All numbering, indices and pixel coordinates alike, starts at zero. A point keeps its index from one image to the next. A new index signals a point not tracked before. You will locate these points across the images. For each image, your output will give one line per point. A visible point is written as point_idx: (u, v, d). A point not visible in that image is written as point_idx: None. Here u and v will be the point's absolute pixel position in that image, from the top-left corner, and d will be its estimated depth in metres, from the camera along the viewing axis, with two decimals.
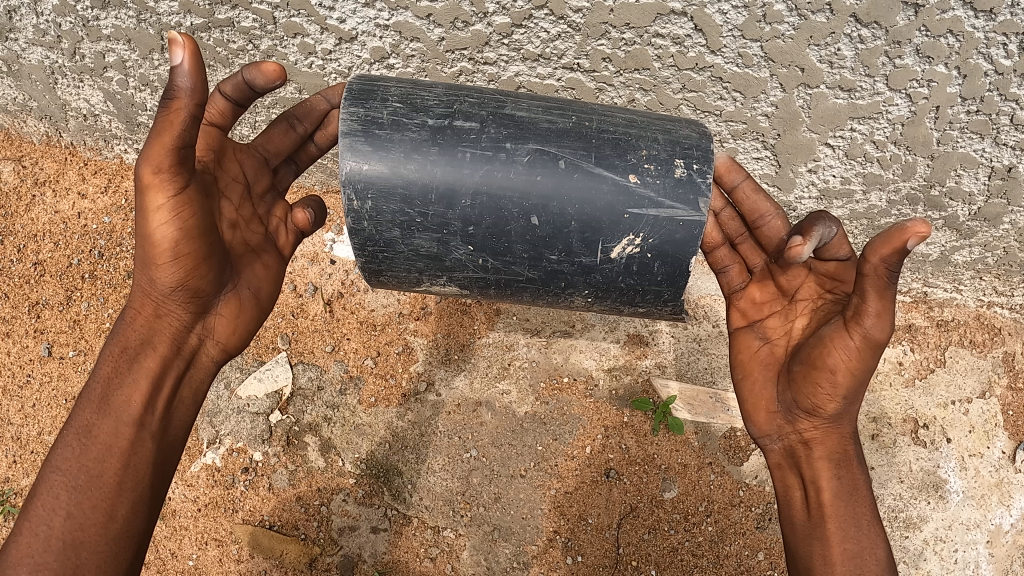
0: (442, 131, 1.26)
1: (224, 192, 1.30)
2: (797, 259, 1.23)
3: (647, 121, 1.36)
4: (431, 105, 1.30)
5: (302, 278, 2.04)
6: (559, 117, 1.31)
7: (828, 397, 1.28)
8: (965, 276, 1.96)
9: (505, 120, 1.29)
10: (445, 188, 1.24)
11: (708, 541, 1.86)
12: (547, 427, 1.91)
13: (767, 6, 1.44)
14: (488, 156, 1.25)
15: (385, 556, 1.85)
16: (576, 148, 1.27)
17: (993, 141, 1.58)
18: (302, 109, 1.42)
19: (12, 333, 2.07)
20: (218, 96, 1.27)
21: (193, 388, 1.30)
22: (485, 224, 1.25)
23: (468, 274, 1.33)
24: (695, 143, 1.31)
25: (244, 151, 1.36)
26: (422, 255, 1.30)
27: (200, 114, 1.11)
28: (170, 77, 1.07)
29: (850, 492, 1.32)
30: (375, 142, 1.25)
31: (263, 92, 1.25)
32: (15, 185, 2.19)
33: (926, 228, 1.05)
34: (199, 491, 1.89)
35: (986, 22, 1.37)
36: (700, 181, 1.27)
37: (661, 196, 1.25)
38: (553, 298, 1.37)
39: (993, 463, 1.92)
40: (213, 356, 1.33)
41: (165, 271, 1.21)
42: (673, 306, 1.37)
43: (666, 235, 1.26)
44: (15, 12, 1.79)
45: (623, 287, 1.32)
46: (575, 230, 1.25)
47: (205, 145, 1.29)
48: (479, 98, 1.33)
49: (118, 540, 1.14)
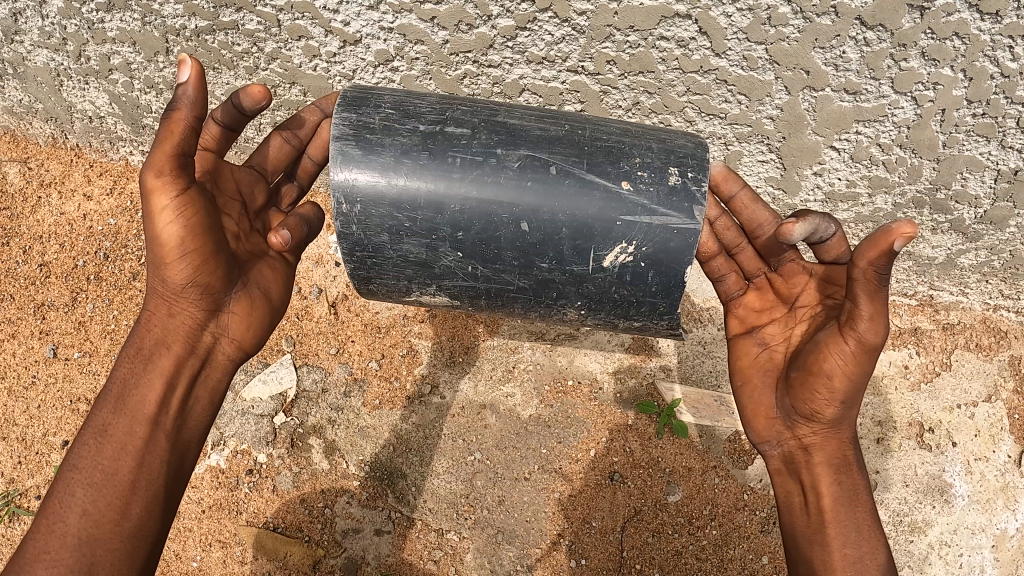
0: (433, 136, 1.27)
1: (222, 210, 1.31)
2: (790, 239, 1.23)
3: (641, 131, 1.36)
4: (423, 112, 1.30)
5: (307, 281, 2.05)
6: (552, 125, 1.32)
7: (826, 402, 1.27)
8: (971, 280, 1.95)
9: (498, 127, 1.29)
10: (433, 194, 1.24)
11: (712, 545, 1.86)
12: (552, 430, 1.91)
13: (772, 9, 1.44)
14: (478, 162, 1.25)
15: (389, 558, 1.84)
16: (568, 154, 1.27)
17: (999, 144, 1.57)
18: (293, 123, 1.42)
19: (18, 335, 2.07)
20: (209, 122, 1.31)
21: (209, 388, 1.30)
22: (475, 229, 1.25)
23: (459, 283, 1.32)
24: (690, 152, 1.32)
25: (239, 170, 1.37)
26: (411, 261, 1.30)
27: (199, 126, 1.17)
28: (175, 93, 1.14)
29: (850, 497, 1.32)
30: (366, 146, 1.26)
31: (252, 114, 1.28)
32: (21, 186, 2.20)
33: (913, 228, 1.06)
34: (203, 493, 1.89)
35: (992, 24, 1.37)
36: (695, 189, 1.27)
37: (655, 204, 1.25)
38: (546, 309, 1.36)
39: (999, 467, 1.91)
40: (228, 355, 1.32)
41: (176, 270, 1.22)
42: (669, 320, 1.35)
43: (659, 243, 1.25)
44: (21, 14, 1.80)
45: (617, 298, 1.31)
46: (567, 237, 1.25)
47: (199, 170, 1.31)
48: (472, 106, 1.34)
49: (133, 539, 1.13)
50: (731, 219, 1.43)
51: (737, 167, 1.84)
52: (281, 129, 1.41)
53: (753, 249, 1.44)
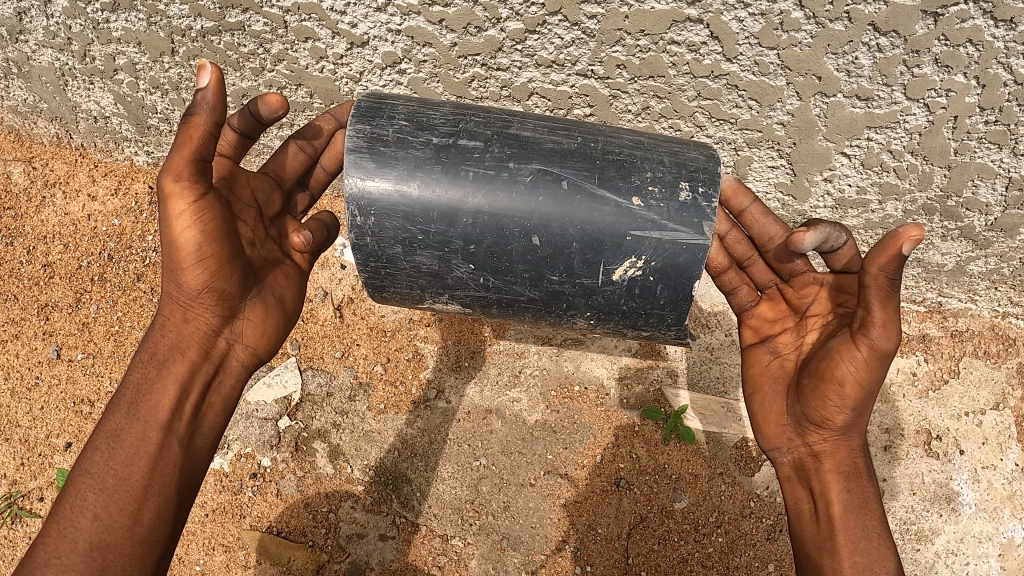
0: (446, 150, 1.26)
1: (238, 216, 1.30)
2: (801, 248, 1.21)
3: (653, 143, 1.34)
4: (437, 124, 1.29)
5: (313, 283, 2.04)
6: (564, 137, 1.31)
7: (838, 410, 1.25)
8: (980, 287, 1.94)
9: (510, 140, 1.28)
10: (447, 207, 1.23)
11: (718, 552, 1.84)
12: (558, 435, 1.90)
13: (784, 14, 1.43)
14: (491, 176, 1.24)
15: (393, 564, 1.83)
16: (580, 168, 1.26)
17: (1011, 151, 1.56)
18: (308, 132, 1.41)
19: (21, 335, 2.06)
20: (226, 129, 1.32)
21: (223, 394, 1.29)
22: (486, 242, 1.24)
23: (470, 292, 1.32)
24: (701, 166, 1.30)
25: (255, 176, 1.37)
26: (423, 272, 1.29)
27: (217, 131, 1.17)
28: (194, 98, 1.15)
29: (860, 505, 1.30)
30: (379, 159, 1.24)
31: (268, 122, 1.30)
32: (25, 186, 2.19)
33: (920, 231, 1.05)
34: (207, 497, 1.88)
35: (1006, 31, 1.36)
36: (706, 205, 1.25)
37: (665, 219, 1.24)
38: (555, 317, 1.35)
39: (1007, 475, 1.90)
40: (243, 361, 1.32)
41: (192, 275, 1.21)
42: (675, 331, 1.34)
43: (668, 258, 1.24)
44: (25, 14, 1.79)
45: (625, 309, 1.30)
46: (576, 251, 1.24)
47: (216, 174, 1.31)
48: (486, 117, 1.33)
49: (144, 545, 1.11)
50: (743, 231, 1.42)
51: (747, 172, 1.83)
52: (297, 137, 1.40)
53: (764, 260, 1.43)
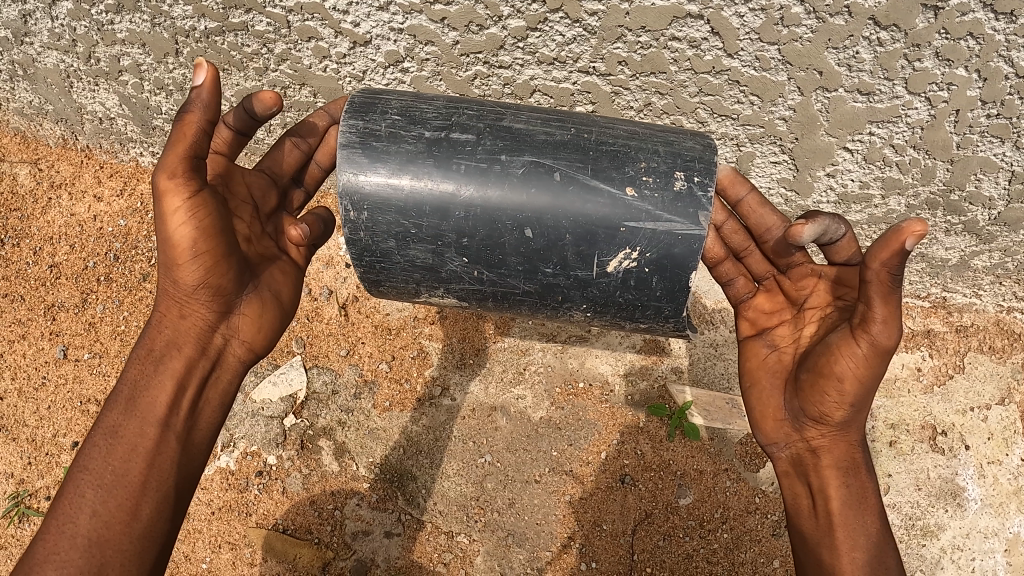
0: (439, 143, 1.26)
1: (234, 212, 1.31)
2: (800, 241, 1.21)
3: (649, 134, 1.34)
4: (429, 117, 1.30)
5: (318, 282, 2.05)
6: (558, 129, 1.31)
7: (835, 405, 1.25)
8: (985, 281, 1.93)
9: (502, 132, 1.29)
10: (438, 201, 1.23)
11: (723, 548, 1.84)
12: (563, 433, 1.91)
13: (785, 9, 1.43)
14: (483, 169, 1.24)
15: (398, 561, 1.83)
16: (573, 160, 1.26)
17: (1013, 145, 1.56)
18: (303, 128, 1.42)
19: (28, 335, 2.08)
20: (223, 127, 1.34)
21: (221, 390, 1.29)
22: (480, 235, 1.24)
23: (466, 286, 1.32)
24: (698, 155, 1.30)
25: (251, 174, 1.37)
26: (419, 266, 1.30)
27: (211, 130, 1.19)
28: (189, 98, 1.16)
29: (858, 501, 1.30)
30: (372, 154, 1.26)
31: (263, 119, 1.31)
32: (32, 187, 2.21)
33: (922, 227, 1.05)
34: (213, 494, 1.89)
35: (1007, 24, 1.36)
36: (701, 194, 1.25)
37: (659, 209, 1.24)
38: (553, 311, 1.35)
39: (1013, 470, 1.89)
40: (240, 356, 1.32)
41: (187, 271, 1.22)
42: (675, 323, 1.34)
43: (664, 249, 1.24)
44: (30, 16, 1.81)
45: (622, 302, 1.30)
46: (571, 243, 1.24)
47: (211, 172, 1.33)
48: (478, 110, 1.33)
49: (143, 540, 1.12)
50: (739, 221, 1.42)
51: (749, 168, 1.83)
52: (292, 134, 1.42)
53: (760, 251, 1.43)
